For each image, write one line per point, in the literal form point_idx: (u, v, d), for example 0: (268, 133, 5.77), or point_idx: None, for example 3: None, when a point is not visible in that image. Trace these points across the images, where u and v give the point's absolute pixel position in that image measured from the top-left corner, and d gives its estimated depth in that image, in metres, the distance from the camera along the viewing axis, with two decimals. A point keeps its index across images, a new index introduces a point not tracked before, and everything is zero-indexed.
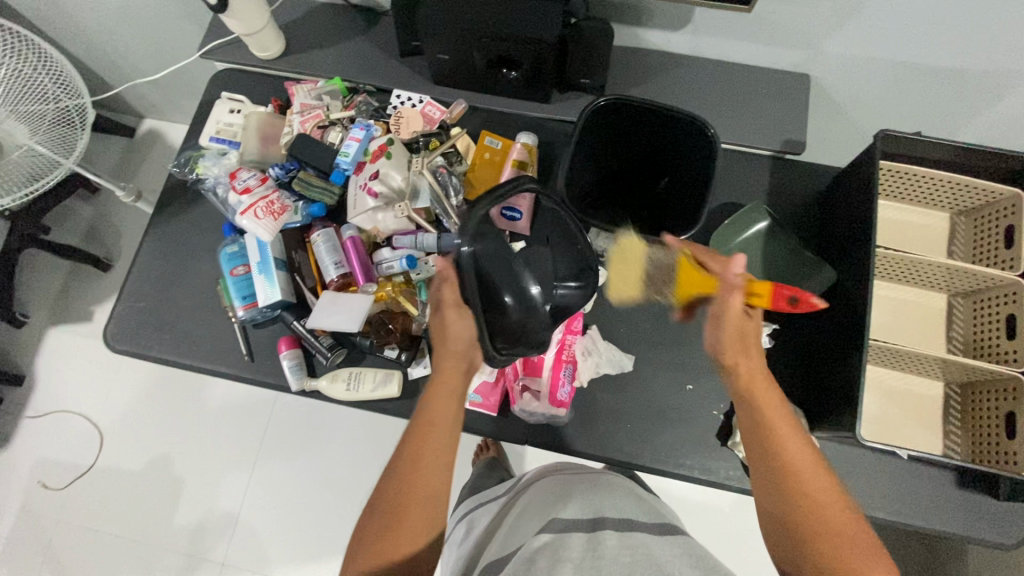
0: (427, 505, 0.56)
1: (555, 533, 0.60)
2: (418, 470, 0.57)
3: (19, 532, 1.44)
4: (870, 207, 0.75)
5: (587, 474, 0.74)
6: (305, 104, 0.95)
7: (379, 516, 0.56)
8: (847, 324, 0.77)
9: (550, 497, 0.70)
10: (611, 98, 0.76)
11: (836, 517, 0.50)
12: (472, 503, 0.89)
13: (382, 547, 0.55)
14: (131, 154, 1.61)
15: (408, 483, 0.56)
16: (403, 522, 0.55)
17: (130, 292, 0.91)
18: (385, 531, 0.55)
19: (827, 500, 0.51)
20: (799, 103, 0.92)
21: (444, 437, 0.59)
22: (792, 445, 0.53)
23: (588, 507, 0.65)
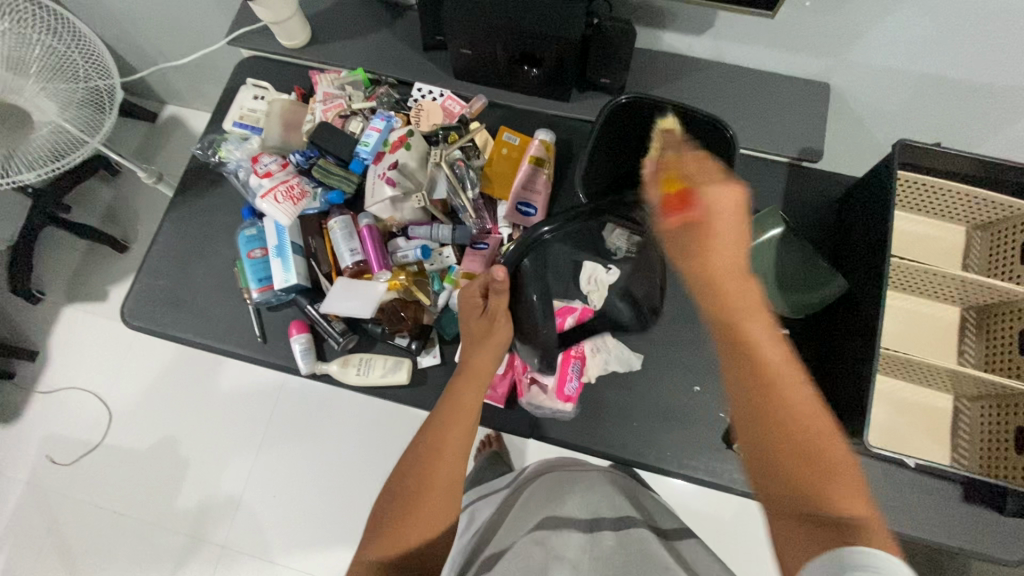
0: (446, 488, 0.58)
1: (553, 528, 0.60)
2: (440, 455, 0.59)
3: (27, 504, 1.47)
4: (886, 214, 0.75)
5: (593, 470, 0.75)
6: (327, 93, 0.97)
7: (397, 499, 0.57)
8: (857, 329, 0.77)
9: (551, 492, 0.70)
10: (631, 96, 0.78)
11: (821, 452, 0.46)
12: (474, 495, 0.90)
13: (398, 528, 0.55)
14: (152, 138, 1.64)
15: (429, 469, 0.58)
16: (422, 505, 0.56)
17: (149, 270, 0.93)
18: (401, 513, 0.56)
19: (796, 416, 0.47)
20: (819, 111, 0.92)
21: (466, 427, 0.61)
22: (781, 372, 0.48)
23: (588, 505, 0.65)
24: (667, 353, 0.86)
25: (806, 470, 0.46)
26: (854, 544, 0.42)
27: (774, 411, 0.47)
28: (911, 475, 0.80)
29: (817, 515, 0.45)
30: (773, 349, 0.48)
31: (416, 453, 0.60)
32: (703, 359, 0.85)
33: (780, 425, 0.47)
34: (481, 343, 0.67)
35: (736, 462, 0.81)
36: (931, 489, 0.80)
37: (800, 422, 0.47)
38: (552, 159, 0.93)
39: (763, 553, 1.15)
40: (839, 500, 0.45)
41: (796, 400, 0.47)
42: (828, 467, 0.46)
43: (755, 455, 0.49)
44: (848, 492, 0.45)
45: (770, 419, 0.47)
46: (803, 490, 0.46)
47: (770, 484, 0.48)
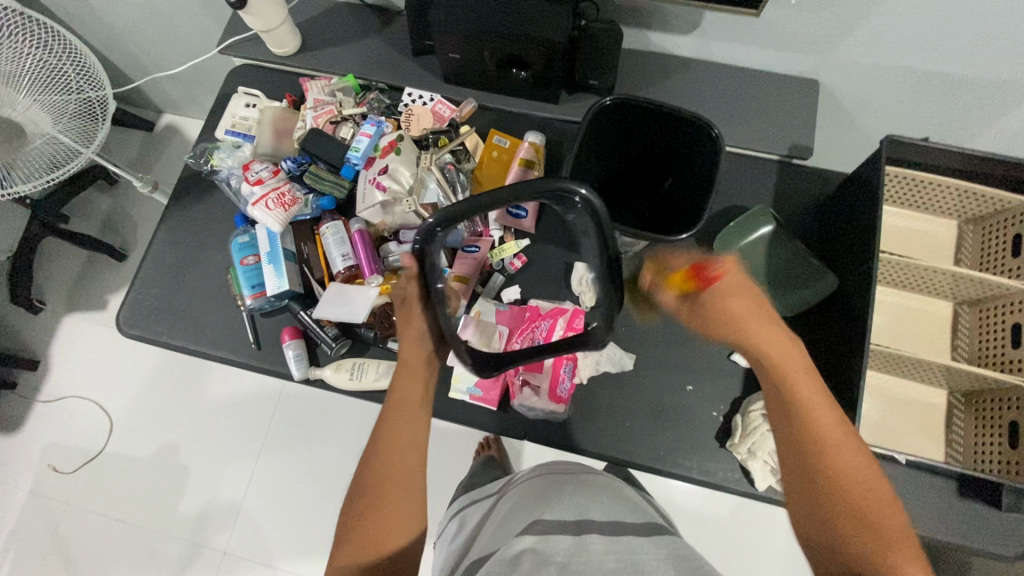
0: (402, 485, 0.58)
1: (541, 533, 0.60)
2: (393, 454, 0.59)
3: (29, 513, 1.48)
4: (875, 213, 0.75)
5: (573, 471, 0.75)
6: (318, 99, 0.97)
7: (360, 503, 0.57)
8: (849, 328, 0.77)
9: (540, 495, 0.70)
10: (616, 98, 0.77)
11: (865, 506, 0.49)
12: (467, 499, 0.90)
13: (365, 529, 0.56)
14: (149, 147, 1.65)
15: (386, 467, 0.59)
16: (385, 506, 0.57)
17: (144, 279, 0.94)
18: (363, 516, 0.57)
19: (844, 468, 0.51)
20: (807, 108, 0.92)
21: (418, 415, 0.63)
22: (819, 414, 0.53)
23: (575, 508, 0.65)
24: (659, 352, 0.86)
25: (848, 514, 0.49)
26: None
27: (823, 462, 0.51)
28: (906, 471, 0.80)
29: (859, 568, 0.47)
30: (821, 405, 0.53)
31: (370, 456, 0.60)
32: (695, 358, 0.85)
33: (827, 476, 0.51)
34: (405, 333, 0.67)
35: (729, 461, 0.81)
36: (927, 485, 0.79)
37: (847, 472, 0.50)
38: (543, 162, 0.93)
39: (761, 552, 1.15)
40: (889, 551, 0.47)
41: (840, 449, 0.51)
42: (875, 515, 0.48)
43: (805, 513, 0.52)
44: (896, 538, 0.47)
45: (814, 464, 0.51)
46: (849, 541, 0.48)
47: (822, 542, 0.50)
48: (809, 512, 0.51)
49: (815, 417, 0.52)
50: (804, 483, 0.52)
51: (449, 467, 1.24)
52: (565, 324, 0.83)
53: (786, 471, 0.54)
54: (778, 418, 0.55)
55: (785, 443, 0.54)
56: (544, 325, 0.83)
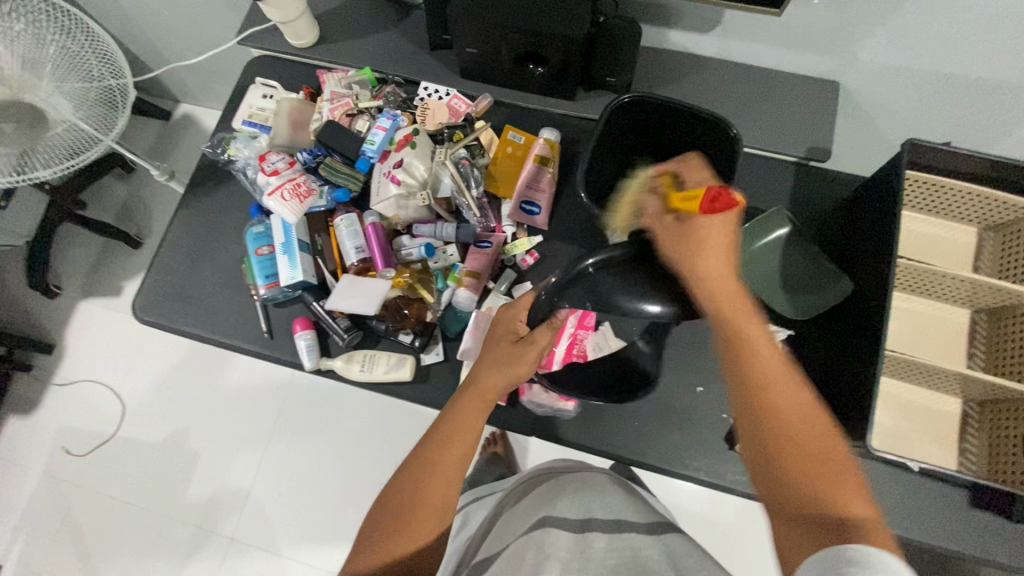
0: (435, 506, 0.58)
1: (544, 530, 0.61)
2: (429, 482, 0.59)
3: (42, 493, 1.50)
4: (894, 218, 0.73)
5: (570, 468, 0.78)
6: (335, 92, 0.98)
7: (387, 515, 0.58)
8: (863, 332, 0.76)
9: (544, 494, 0.70)
10: (633, 94, 0.76)
11: (816, 452, 0.47)
12: (472, 496, 0.90)
13: (386, 540, 0.56)
14: (166, 136, 1.67)
15: (421, 487, 0.59)
16: (412, 520, 0.57)
17: (159, 266, 0.94)
18: (390, 530, 0.57)
19: (795, 420, 0.49)
20: (825, 110, 0.91)
21: (466, 446, 0.62)
22: (768, 364, 0.51)
23: (577, 507, 0.65)
24: (670, 352, 0.85)
25: (798, 459, 0.47)
26: (850, 539, 0.43)
27: (772, 410, 0.49)
28: (917, 479, 0.79)
29: (812, 515, 0.46)
30: (772, 359, 0.51)
31: (405, 479, 0.60)
32: (706, 359, 0.85)
33: (773, 420, 0.49)
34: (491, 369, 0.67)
35: (738, 463, 0.81)
36: (935, 494, 0.79)
37: (798, 418, 0.49)
38: (557, 158, 0.93)
39: (763, 555, 1.15)
40: (838, 490, 0.46)
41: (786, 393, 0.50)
42: (817, 460, 0.47)
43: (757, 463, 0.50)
44: (846, 477, 0.46)
45: (765, 416, 0.49)
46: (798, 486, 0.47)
47: (771, 484, 0.48)
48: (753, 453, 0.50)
49: (760, 370, 0.50)
50: (753, 433, 0.50)
51: None
52: (577, 321, 0.70)
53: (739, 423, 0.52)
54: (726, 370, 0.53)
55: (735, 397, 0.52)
56: None
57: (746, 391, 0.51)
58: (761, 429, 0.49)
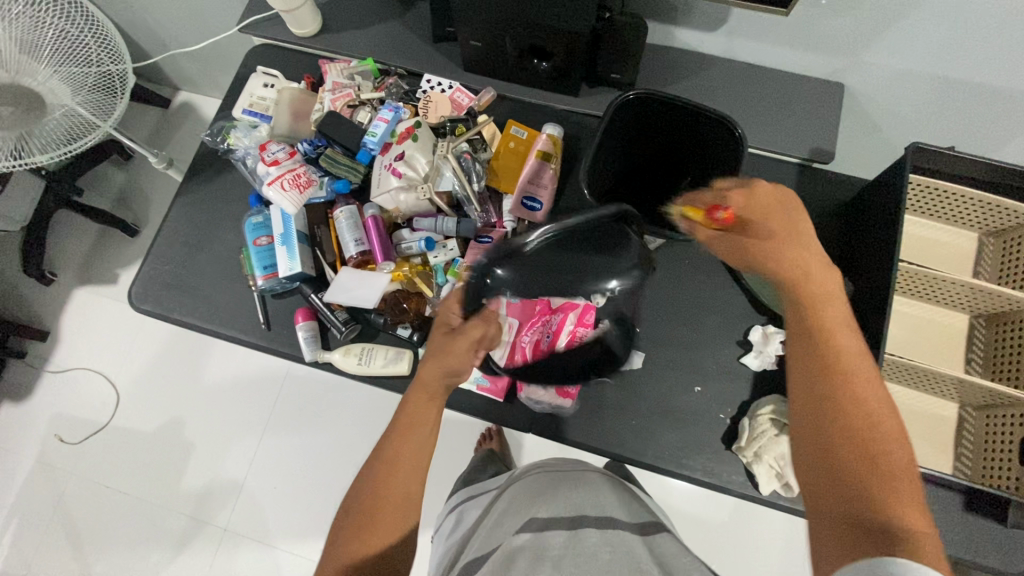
0: (400, 502, 0.58)
1: (535, 534, 0.59)
2: (386, 493, 0.58)
3: (35, 480, 1.50)
4: (896, 223, 0.73)
5: (559, 467, 0.77)
6: (337, 82, 0.97)
7: (354, 516, 0.58)
8: (862, 335, 0.76)
9: (535, 495, 0.69)
10: (640, 92, 0.72)
11: (885, 462, 0.44)
12: (466, 494, 0.90)
13: (353, 541, 0.56)
14: (166, 124, 1.66)
15: (383, 483, 0.59)
16: (378, 520, 0.57)
17: (157, 255, 0.94)
18: (356, 532, 0.57)
19: (873, 426, 0.45)
20: (829, 112, 0.91)
21: (423, 438, 0.62)
22: (854, 365, 0.48)
23: (569, 504, 0.64)
24: (669, 351, 0.85)
25: (861, 465, 0.44)
26: (898, 557, 0.39)
27: (847, 408, 0.46)
28: None
29: (863, 524, 0.42)
30: (860, 363, 0.48)
31: (361, 493, 0.59)
32: (705, 359, 0.85)
33: (847, 419, 0.46)
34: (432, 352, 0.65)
35: (734, 464, 0.81)
36: (928, 497, 0.79)
37: (875, 431, 0.45)
38: (559, 154, 0.93)
39: (756, 555, 1.16)
40: (899, 508, 0.42)
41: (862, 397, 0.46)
42: (887, 472, 0.43)
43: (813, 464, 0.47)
44: (908, 496, 0.42)
45: (838, 412, 0.46)
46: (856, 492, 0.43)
47: (828, 486, 0.45)
48: (814, 445, 0.47)
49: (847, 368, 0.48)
50: (820, 424, 0.47)
51: (450, 455, 1.25)
52: (576, 318, 0.75)
53: (802, 415, 0.49)
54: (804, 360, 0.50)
55: (806, 387, 0.49)
56: (549, 322, 0.77)
57: (824, 381, 0.48)
58: (830, 428, 0.46)
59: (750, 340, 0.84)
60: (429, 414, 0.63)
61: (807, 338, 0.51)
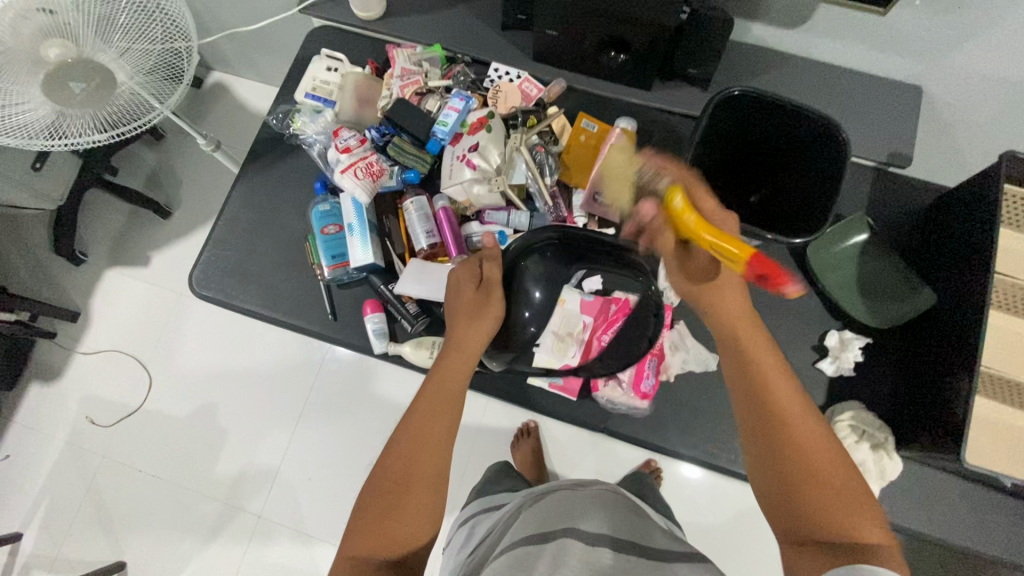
0: (427, 487, 0.58)
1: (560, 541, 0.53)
2: (396, 522, 0.55)
3: (66, 462, 1.49)
4: (991, 233, 0.72)
5: (580, 486, 0.70)
6: (405, 68, 0.93)
7: (377, 498, 0.57)
8: (948, 347, 0.75)
9: (557, 508, 0.62)
10: (742, 88, 0.69)
11: (824, 467, 0.47)
12: (479, 507, 0.88)
13: (376, 524, 0.55)
14: (199, 104, 1.63)
15: (409, 467, 0.58)
16: (405, 505, 0.56)
17: (218, 241, 0.92)
18: (380, 515, 0.56)
19: (805, 437, 0.49)
20: (907, 117, 0.89)
21: (449, 421, 0.62)
22: (778, 383, 0.51)
23: (598, 518, 0.58)
24: None
25: (808, 479, 0.47)
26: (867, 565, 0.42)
27: (782, 425, 0.49)
28: (981, 490, 0.81)
29: (825, 540, 0.45)
30: (782, 377, 0.52)
31: (366, 518, 0.56)
32: None
33: (786, 436, 0.49)
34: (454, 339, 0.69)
35: None
36: (998, 504, 0.80)
37: (809, 441, 0.49)
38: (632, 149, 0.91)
39: None
40: (847, 514, 0.46)
41: (800, 424, 0.49)
42: (830, 481, 0.47)
43: (763, 485, 0.50)
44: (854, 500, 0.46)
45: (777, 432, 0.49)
46: (811, 516, 0.46)
47: (784, 505, 0.48)
48: (765, 470, 0.50)
49: (771, 384, 0.51)
50: (764, 446, 0.50)
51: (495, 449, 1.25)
52: None
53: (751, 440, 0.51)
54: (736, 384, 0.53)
55: (748, 411, 0.52)
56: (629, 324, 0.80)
57: (757, 404, 0.51)
58: (772, 447, 0.49)
59: (827, 345, 0.82)
60: (444, 428, 0.61)
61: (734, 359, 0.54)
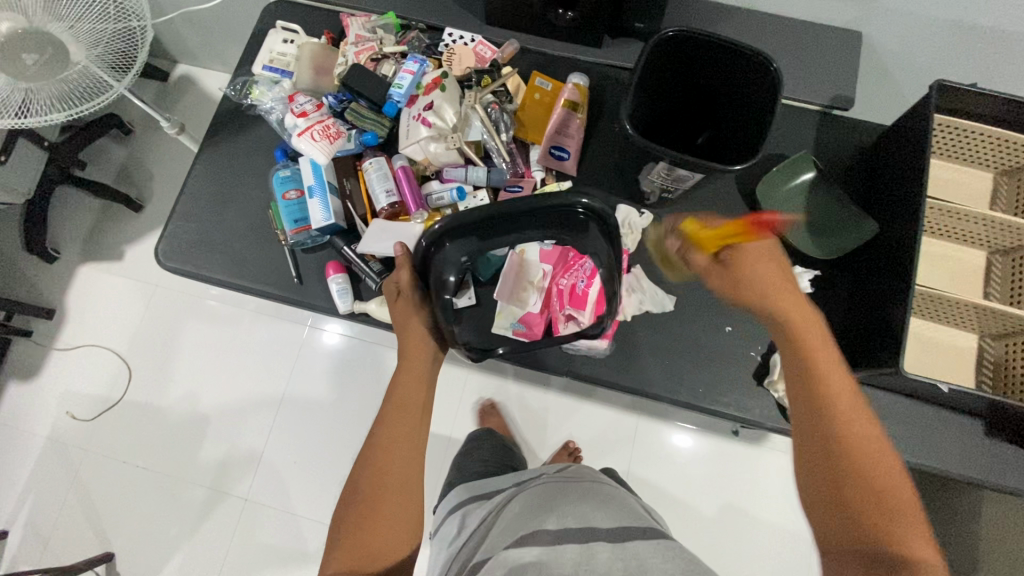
0: (400, 495, 0.62)
1: (548, 542, 0.57)
2: (376, 536, 0.60)
3: (47, 456, 1.48)
4: (923, 159, 0.75)
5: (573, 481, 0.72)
6: (359, 35, 0.96)
7: (355, 508, 0.61)
8: (889, 271, 0.78)
9: (539, 503, 0.65)
10: (677, 29, 0.72)
11: (881, 480, 0.49)
12: (469, 493, 0.84)
13: (357, 536, 0.60)
14: (165, 96, 1.63)
15: (380, 481, 0.62)
16: (381, 514, 0.61)
17: (182, 213, 0.93)
18: (358, 525, 0.60)
19: (867, 449, 0.50)
20: (850, 60, 0.91)
21: (410, 431, 0.66)
22: (843, 396, 0.53)
23: (576, 516, 0.61)
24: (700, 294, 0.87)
25: (858, 483, 0.49)
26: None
27: (843, 431, 0.51)
28: (932, 411, 0.84)
29: (871, 548, 0.47)
30: (842, 386, 0.54)
31: (347, 532, 0.60)
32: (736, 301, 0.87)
33: (846, 442, 0.51)
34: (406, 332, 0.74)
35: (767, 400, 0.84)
36: (952, 424, 0.84)
37: (869, 451, 0.50)
38: (586, 104, 0.93)
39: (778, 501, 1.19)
40: (899, 529, 0.47)
41: (861, 435, 0.51)
42: (885, 494, 0.48)
43: (809, 481, 0.52)
44: (907, 518, 0.47)
45: (832, 437, 0.51)
46: (858, 521, 0.48)
47: (828, 507, 0.50)
48: (813, 464, 0.52)
49: (832, 388, 0.54)
50: (819, 449, 0.52)
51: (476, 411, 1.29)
52: None
53: (802, 442, 0.54)
54: (797, 385, 0.56)
55: (804, 415, 0.54)
56: (586, 265, 0.80)
57: (814, 407, 0.53)
58: (824, 448, 0.51)
59: None
60: (407, 444, 0.65)
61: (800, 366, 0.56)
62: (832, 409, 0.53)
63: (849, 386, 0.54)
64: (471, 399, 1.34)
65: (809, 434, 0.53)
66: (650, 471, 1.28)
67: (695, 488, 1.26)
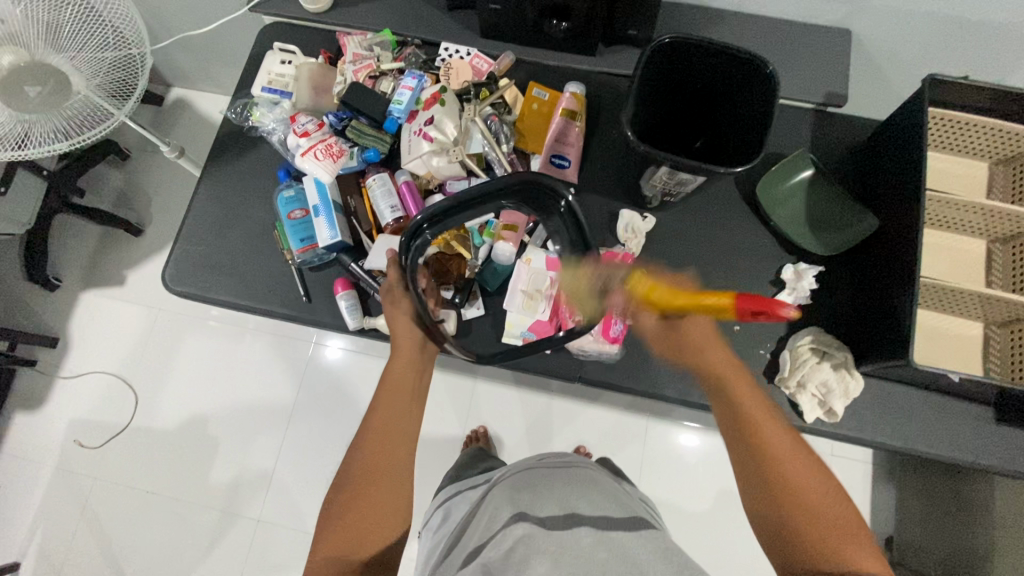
0: (392, 478, 0.63)
1: (523, 527, 0.55)
2: (366, 517, 0.60)
3: (56, 486, 1.47)
4: (919, 152, 0.76)
5: (558, 468, 0.71)
6: (356, 53, 0.97)
7: (342, 497, 0.61)
8: (893, 264, 0.79)
9: (519, 487, 0.65)
10: (672, 36, 0.73)
11: (816, 505, 0.55)
12: (455, 489, 0.88)
13: (347, 520, 0.59)
14: (161, 121, 1.63)
15: (375, 460, 0.64)
16: (371, 495, 0.61)
17: (187, 237, 0.93)
18: (348, 508, 0.60)
19: (798, 480, 0.57)
20: (841, 58, 0.92)
21: (404, 410, 0.69)
22: (771, 436, 0.61)
23: (557, 499, 0.61)
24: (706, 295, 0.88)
25: (796, 508, 0.55)
26: None
27: (773, 465, 0.58)
28: (940, 400, 0.85)
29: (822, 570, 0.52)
30: (772, 429, 0.62)
31: (334, 517, 0.60)
32: None
33: (781, 476, 0.57)
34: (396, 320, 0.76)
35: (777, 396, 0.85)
36: (961, 412, 0.84)
37: (803, 482, 0.57)
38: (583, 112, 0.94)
39: None
40: (837, 542, 0.53)
41: (794, 468, 0.58)
42: (820, 515, 0.54)
43: (760, 517, 0.57)
44: (844, 530, 0.53)
45: (771, 473, 0.58)
46: (803, 545, 0.53)
47: (781, 538, 0.55)
48: (759, 500, 0.57)
49: (765, 436, 0.61)
50: (761, 484, 0.58)
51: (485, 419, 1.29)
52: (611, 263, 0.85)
53: (748, 484, 0.59)
54: (735, 436, 0.63)
55: (746, 459, 0.60)
56: None
57: (751, 449, 0.60)
58: (768, 484, 0.57)
59: (784, 278, 0.87)
60: (402, 421, 0.67)
61: (733, 418, 0.64)
62: (765, 447, 0.60)
63: (780, 431, 0.62)
64: (481, 408, 1.34)
65: (750, 476, 0.59)
66: (663, 473, 1.28)
67: (710, 488, 1.27)
